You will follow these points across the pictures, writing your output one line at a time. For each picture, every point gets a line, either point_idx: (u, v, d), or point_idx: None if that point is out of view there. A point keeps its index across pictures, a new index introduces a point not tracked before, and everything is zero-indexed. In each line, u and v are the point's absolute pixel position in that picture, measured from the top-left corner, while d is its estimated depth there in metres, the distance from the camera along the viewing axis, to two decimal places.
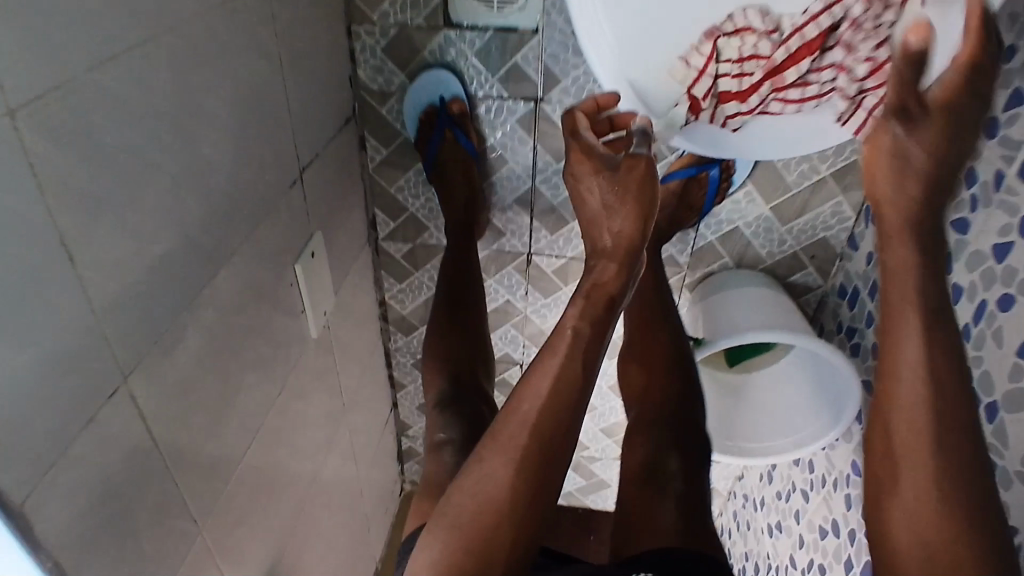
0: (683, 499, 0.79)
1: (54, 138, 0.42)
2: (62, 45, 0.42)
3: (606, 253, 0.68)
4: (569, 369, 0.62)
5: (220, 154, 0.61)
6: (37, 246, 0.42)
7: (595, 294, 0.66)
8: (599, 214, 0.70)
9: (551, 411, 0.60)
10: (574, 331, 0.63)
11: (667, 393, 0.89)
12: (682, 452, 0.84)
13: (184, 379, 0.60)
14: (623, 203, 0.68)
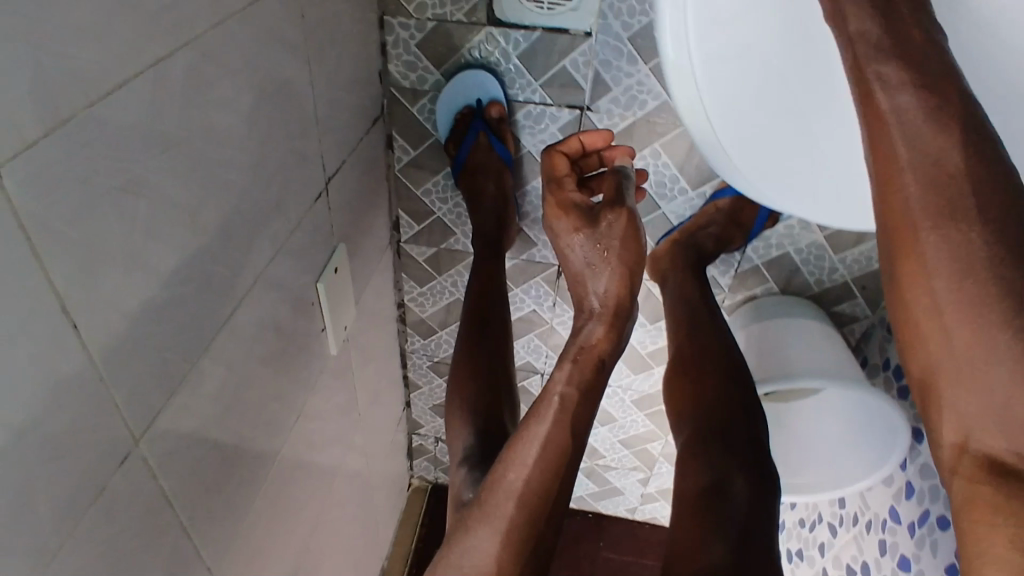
0: (743, 531, 0.56)
1: (55, 195, 0.36)
2: (66, 83, 0.35)
3: (593, 314, 0.67)
4: (557, 437, 0.60)
5: (242, 176, 0.55)
6: (38, 321, 0.36)
7: (584, 357, 0.65)
8: (583, 273, 0.68)
9: (544, 485, 0.59)
10: (561, 399, 0.62)
11: (731, 405, 0.68)
12: (755, 476, 0.61)
13: (199, 424, 0.54)
14: (609, 261, 0.66)
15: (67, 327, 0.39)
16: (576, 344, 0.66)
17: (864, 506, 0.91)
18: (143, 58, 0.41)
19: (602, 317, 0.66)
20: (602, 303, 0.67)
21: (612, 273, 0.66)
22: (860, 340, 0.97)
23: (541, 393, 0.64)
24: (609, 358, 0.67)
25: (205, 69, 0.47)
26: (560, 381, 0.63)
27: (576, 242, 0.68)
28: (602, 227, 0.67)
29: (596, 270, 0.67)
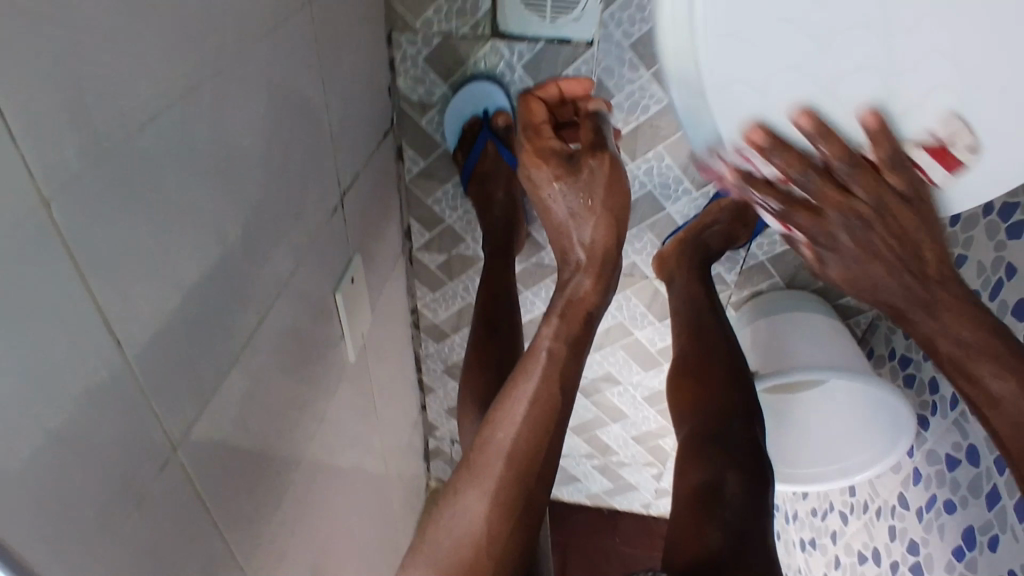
0: (739, 533, 0.55)
1: (97, 220, 0.39)
2: (108, 114, 0.38)
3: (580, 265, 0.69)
4: (544, 394, 0.63)
5: (263, 194, 0.58)
6: (85, 336, 0.39)
7: (571, 312, 0.67)
8: (567, 223, 0.69)
9: (533, 443, 0.61)
10: (548, 351, 0.65)
11: (724, 405, 0.68)
12: (748, 474, 0.60)
13: (228, 431, 0.57)
14: (592, 211, 0.67)
15: (110, 346, 0.41)
16: (564, 298, 0.68)
17: (874, 494, 0.93)
18: (171, 89, 0.43)
19: (586, 270, 0.68)
20: (588, 254, 0.68)
21: (595, 223, 0.68)
22: (866, 331, 0.99)
23: (530, 350, 0.66)
24: (597, 309, 0.68)
25: (226, 95, 0.50)
26: (548, 334, 0.65)
27: (558, 195, 0.68)
28: (581, 179, 0.67)
29: (579, 221, 0.68)
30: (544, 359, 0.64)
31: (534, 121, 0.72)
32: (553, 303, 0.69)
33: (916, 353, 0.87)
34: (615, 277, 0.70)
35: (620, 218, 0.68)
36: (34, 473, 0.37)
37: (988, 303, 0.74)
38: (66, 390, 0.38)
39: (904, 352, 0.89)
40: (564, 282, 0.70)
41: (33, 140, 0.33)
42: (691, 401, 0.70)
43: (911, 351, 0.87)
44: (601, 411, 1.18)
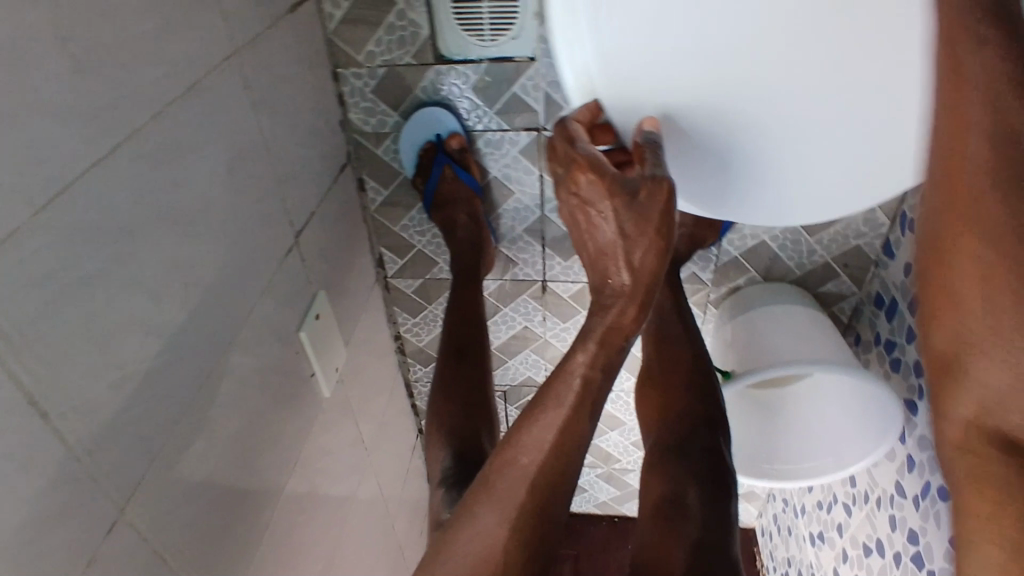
0: (701, 541, 0.63)
1: (11, 299, 0.39)
2: (14, 196, 0.39)
3: (625, 292, 0.58)
4: (577, 425, 0.56)
5: (204, 246, 0.58)
6: (8, 414, 0.40)
7: (611, 339, 0.58)
8: (611, 245, 0.57)
9: (557, 467, 0.55)
10: (584, 380, 0.57)
11: (692, 416, 0.76)
12: (709, 486, 0.69)
13: (187, 482, 0.58)
14: (650, 226, 0.54)
15: (37, 420, 0.42)
16: (603, 325, 0.58)
17: (873, 484, 0.91)
18: (82, 159, 0.44)
19: (632, 298, 0.58)
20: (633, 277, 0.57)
21: (651, 243, 0.56)
22: (851, 317, 0.98)
23: (561, 371, 0.58)
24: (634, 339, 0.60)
25: (149, 157, 0.50)
26: (586, 357, 0.57)
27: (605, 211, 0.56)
28: (644, 194, 0.53)
29: (631, 240, 0.56)
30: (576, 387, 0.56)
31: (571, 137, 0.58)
32: (592, 328, 0.58)
33: (901, 337, 0.85)
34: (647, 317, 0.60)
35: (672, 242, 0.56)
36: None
37: None
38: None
39: (888, 337, 0.88)
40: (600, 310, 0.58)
41: None
42: (661, 413, 0.78)
43: (895, 335, 0.86)
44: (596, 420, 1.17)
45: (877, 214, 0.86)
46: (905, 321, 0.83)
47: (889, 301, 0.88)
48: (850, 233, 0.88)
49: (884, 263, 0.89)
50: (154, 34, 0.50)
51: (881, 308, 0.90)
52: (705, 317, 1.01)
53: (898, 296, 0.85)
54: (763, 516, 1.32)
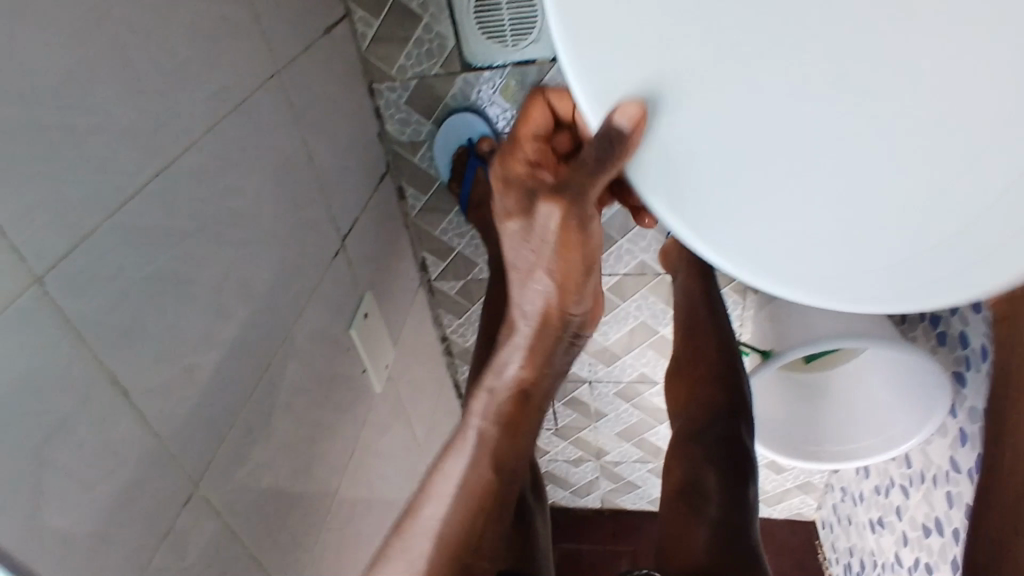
0: (720, 522, 0.66)
1: (90, 287, 0.46)
2: (85, 198, 0.45)
3: (514, 333, 0.62)
4: (476, 476, 0.59)
5: (259, 249, 0.64)
6: (92, 391, 0.46)
7: (502, 387, 0.62)
8: (520, 272, 0.59)
9: (465, 522, 0.57)
10: (477, 437, 0.61)
11: (714, 405, 0.78)
12: (726, 469, 0.72)
13: (248, 465, 0.64)
14: (543, 270, 0.58)
15: (119, 397, 0.49)
16: (493, 372, 0.63)
17: (928, 462, 0.89)
18: (147, 168, 0.50)
19: (531, 353, 0.61)
20: (537, 327, 0.61)
21: (554, 286, 0.58)
22: None
23: (458, 429, 0.62)
24: (536, 390, 0.64)
25: (205, 169, 0.56)
26: (484, 418, 0.61)
27: (509, 241, 0.58)
28: (539, 225, 0.55)
29: (534, 282, 0.59)
30: (472, 445, 0.60)
31: (531, 131, 0.61)
32: (489, 387, 0.62)
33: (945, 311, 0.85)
34: (552, 366, 0.65)
35: (579, 284, 0.59)
36: (50, 508, 0.44)
37: None
38: (73, 438, 0.45)
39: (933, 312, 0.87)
40: (504, 361, 0.62)
41: (15, 229, 0.40)
42: (685, 401, 0.81)
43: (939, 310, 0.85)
44: (644, 413, 1.18)
45: None
46: None
47: None
48: None
49: None
50: (204, 59, 0.56)
51: None
52: (744, 303, 1.01)
53: None
54: (823, 507, 1.29)
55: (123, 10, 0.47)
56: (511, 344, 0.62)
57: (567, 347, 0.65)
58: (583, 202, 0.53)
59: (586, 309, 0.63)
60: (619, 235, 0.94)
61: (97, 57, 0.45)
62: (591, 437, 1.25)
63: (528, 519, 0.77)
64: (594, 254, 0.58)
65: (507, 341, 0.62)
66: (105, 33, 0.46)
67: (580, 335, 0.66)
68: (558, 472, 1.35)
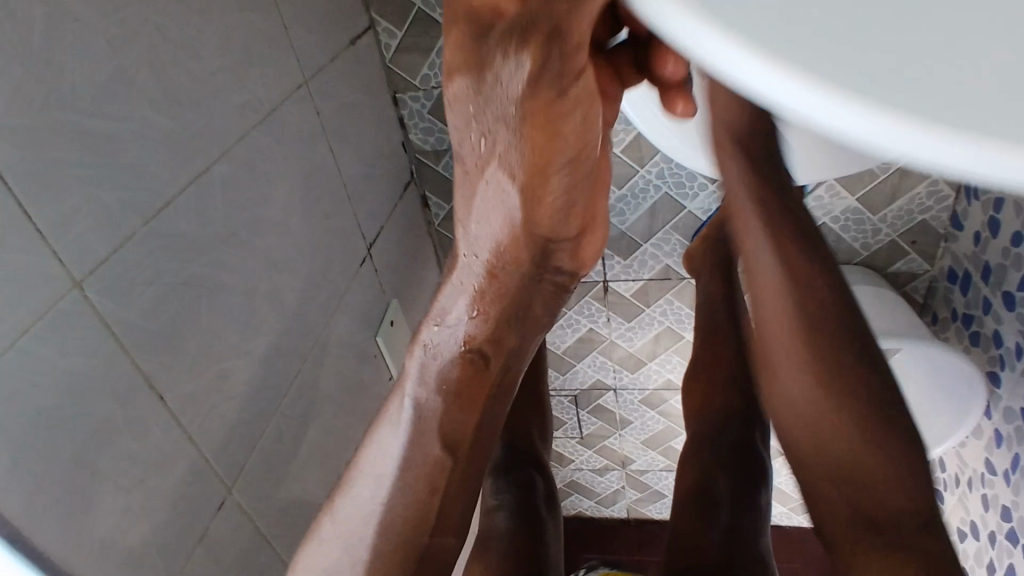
0: (732, 530, 0.67)
1: (128, 294, 0.46)
2: (123, 207, 0.46)
3: (467, 277, 0.48)
4: (425, 452, 0.47)
5: (289, 257, 0.65)
6: (131, 396, 0.47)
7: (467, 360, 0.48)
8: (476, 176, 0.43)
9: (421, 506, 0.47)
10: (417, 406, 0.48)
11: (727, 410, 0.76)
12: (738, 478, 0.71)
13: (277, 471, 0.65)
14: (499, 163, 0.41)
15: (156, 401, 0.49)
16: (444, 332, 0.48)
17: (963, 465, 0.88)
18: (182, 176, 0.51)
19: (482, 297, 0.47)
20: (492, 271, 0.46)
21: (520, 190, 0.42)
22: (925, 295, 0.95)
23: (396, 388, 0.50)
24: (497, 350, 0.49)
25: (237, 177, 0.57)
26: (426, 382, 0.48)
27: (451, 114, 0.41)
28: (495, 86, 0.38)
29: (489, 182, 0.43)
30: (410, 416, 0.48)
31: None
32: (432, 341, 0.48)
33: (977, 310, 0.85)
34: (518, 309, 0.49)
35: (560, 186, 0.43)
36: (89, 509, 0.44)
37: None
38: (113, 441, 0.46)
39: (965, 311, 0.87)
40: (447, 307, 0.48)
41: (55, 235, 0.41)
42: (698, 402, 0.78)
43: (972, 308, 0.85)
44: (670, 421, 1.17)
45: (941, 186, 0.85)
46: (980, 293, 0.83)
47: (961, 274, 0.87)
48: (914, 208, 0.87)
49: (953, 236, 0.88)
50: (235, 70, 0.57)
51: (954, 283, 0.89)
52: None
53: (969, 267, 0.85)
54: None
55: (159, 22, 0.48)
56: (452, 285, 0.48)
57: (547, 283, 0.49)
58: (563, 44, 0.35)
59: (573, 225, 0.46)
60: (643, 239, 0.93)
61: (132, 68, 0.46)
62: (616, 445, 1.24)
63: (539, 530, 0.72)
64: (587, 135, 0.41)
65: (449, 280, 0.49)
66: (140, 45, 0.47)
67: (568, 272, 0.49)
68: (583, 481, 1.34)
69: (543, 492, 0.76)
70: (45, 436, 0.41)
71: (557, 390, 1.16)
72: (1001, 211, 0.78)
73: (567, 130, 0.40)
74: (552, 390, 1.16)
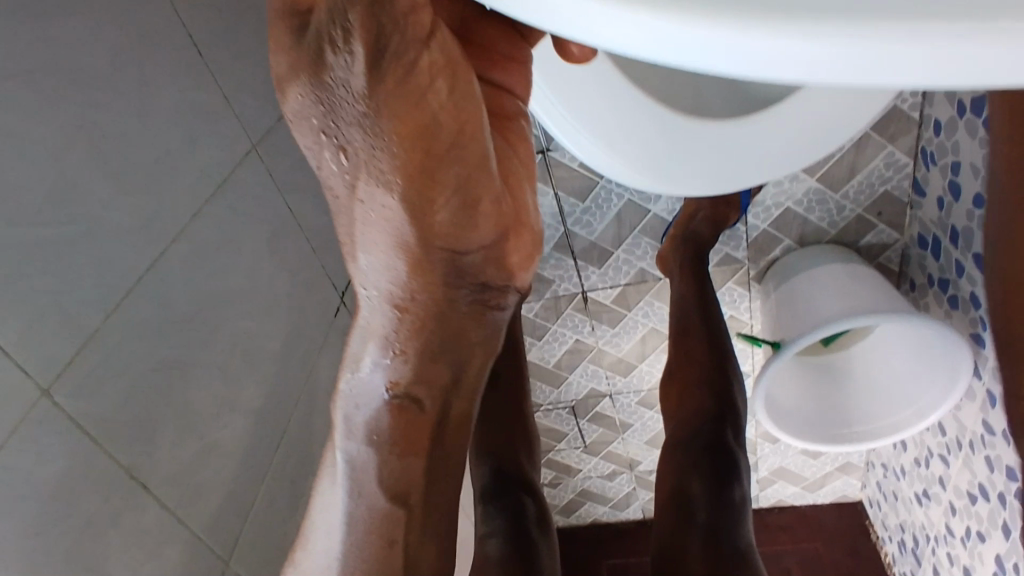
0: (709, 526, 0.69)
1: (96, 391, 0.47)
2: (80, 309, 0.46)
3: (375, 317, 0.36)
4: (372, 502, 0.40)
5: (262, 323, 0.66)
6: (111, 492, 0.47)
7: (400, 415, 0.38)
8: (345, 201, 0.32)
9: (380, 559, 0.41)
10: (350, 459, 0.40)
11: (702, 412, 0.79)
12: (711, 477, 0.73)
13: (278, 532, 0.66)
14: (371, 175, 0.31)
15: (137, 490, 0.50)
16: (364, 390, 0.38)
17: (962, 428, 0.89)
18: (141, 263, 0.51)
19: (395, 340, 0.36)
20: (401, 306, 0.35)
21: (403, 201, 0.31)
22: (900, 264, 0.96)
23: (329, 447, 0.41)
24: (431, 392, 0.38)
25: (197, 252, 0.58)
26: (354, 435, 0.39)
27: (295, 138, 0.31)
28: (335, 88, 0.29)
29: (366, 203, 0.32)
30: (345, 469, 0.40)
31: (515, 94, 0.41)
32: (352, 393, 0.38)
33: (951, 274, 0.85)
34: (450, 344, 0.37)
35: (457, 176, 0.32)
36: None
37: None
38: (98, 537, 0.46)
39: (940, 276, 0.87)
40: (358, 358, 0.37)
41: (19, 343, 0.41)
42: (675, 407, 0.82)
43: (946, 273, 0.86)
44: None
45: (898, 155, 0.85)
46: (952, 256, 0.84)
47: (931, 240, 0.87)
48: (874, 180, 0.88)
49: (917, 203, 0.88)
50: (181, 148, 0.57)
51: (926, 249, 0.89)
52: (750, 295, 1.00)
53: (938, 232, 0.85)
54: (867, 486, 1.27)
55: (97, 117, 0.49)
56: (359, 331, 0.37)
57: (474, 303, 0.36)
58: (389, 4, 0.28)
59: (487, 231, 0.34)
60: (615, 246, 0.94)
61: (78, 165, 0.47)
62: (621, 449, 1.25)
63: (533, 553, 0.73)
64: (468, 107, 0.31)
65: (354, 326, 0.37)
66: (81, 143, 0.47)
67: (501, 286, 0.36)
68: (594, 488, 1.34)
69: (533, 514, 0.77)
70: (26, 547, 0.41)
71: (554, 403, 1.17)
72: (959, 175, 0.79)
73: (434, 108, 0.30)
74: (549, 404, 1.17)
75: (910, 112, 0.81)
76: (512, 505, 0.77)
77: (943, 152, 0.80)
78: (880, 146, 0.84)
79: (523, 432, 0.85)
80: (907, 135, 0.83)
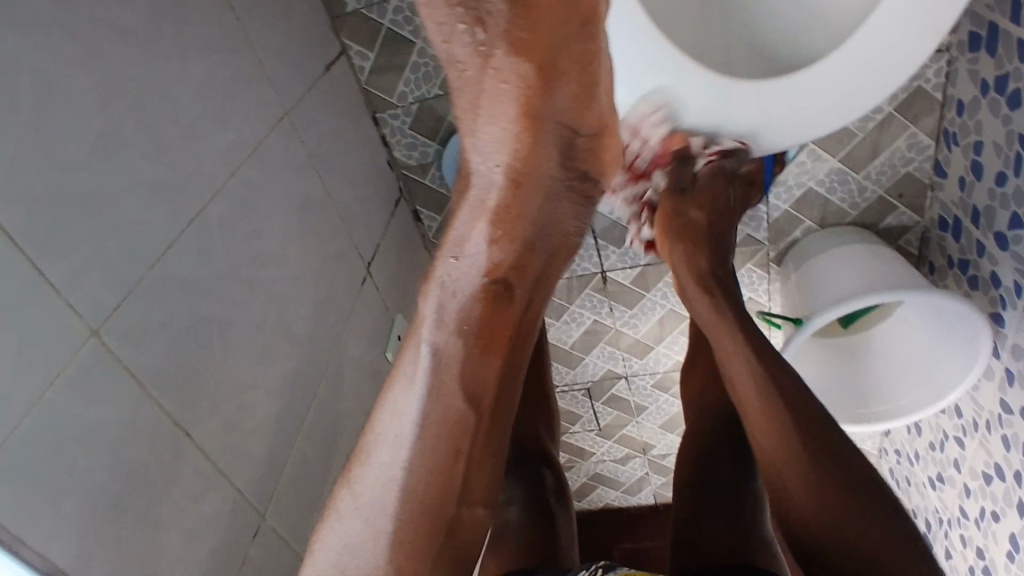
0: (732, 504, 0.69)
1: (142, 339, 0.47)
2: (123, 257, 0.46)
3: (484, 199, 0.42)
4: (447, 405, 0.44)
5: (294, 286, 0.66)
6: (155, 437, 0.48)
7: (494, 297, 0.45)
8: (475, 84, 0.37)
9: (444, 472, 0.44)
10: (435, 350, 0.44)
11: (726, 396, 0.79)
12: (733, 459, 0.74)
13: (309, 492, 0.66)
14: (507, 44, 0.35)
15: (180, 438, 0.50)
16: (461, 272, 0.44)
17: (979, 408, 0.89)
18: (182, 218, 0.52)
19: (501, 215, 0.42)
20: (514, 180, 0.41)
21: (537, 70, 0.36)
22: (920, 248, 0.97)
23: (407, 338, 0.46)
24: (520, 279, 0.46)
25: (232, 212, 0.59)
26: (443, 325, 0.44)
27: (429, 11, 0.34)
28: None
29: (497, 75, 0.36)
30: (427, 364, 0.44)
31: None
32: (446, 278, 0.44)
33: (972, 254, 0.86)
34: (540, 230, 0.45)
35: (576, 61, 0.37)
36: (135, 549, 0.46)
37: (1013, 180, 0.74)
38: (145, 482, 0.47)
39: (960, 257, 0.88)
40: (463, 237, 0.43)
41: (68, 285, 0.42)
42: (698, 394, 0.83)
43: (966, 253, 0.86)
44: None
45: (920, 136, 0.86)
46: (972, 237, 0.84)
47: (952, 221, 0.88)
48: (896, 161, 0.89)
49: (938, 185, 0.89)
50: (218, 110, 0.58)
51: (946, 230, 0.90)
52: (770, 277, 1.01)
53: (959, 213, 0.86)
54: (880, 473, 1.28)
55: (140, 73, 0.49)
56: (467, 209, 0.43)
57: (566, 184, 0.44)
58: None
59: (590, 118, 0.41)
60: None
61: (121, 116, 0.47)
62: (635, 433, 1.25)
63: (552, 522, 0.73)
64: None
65: (462, 205, 0.43)
66: (125, 94, 0.48)
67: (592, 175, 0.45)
68: (608, 472, 1.35)
69: (553, 487, 0.78)
70: (79, 483, 0.42)
71: (570, 385, 1.17)
72: (981, 153, 0.79)
73: None
74: (565, 385, 1.17)
75: (932, 92, 0.82)
76: (534, 477, 0.77)
77: (966, 132, 0.80)
78: (902, 126, 0.85)
79: (545, 410, 0.86)
80: (929, 116, 0.84)
